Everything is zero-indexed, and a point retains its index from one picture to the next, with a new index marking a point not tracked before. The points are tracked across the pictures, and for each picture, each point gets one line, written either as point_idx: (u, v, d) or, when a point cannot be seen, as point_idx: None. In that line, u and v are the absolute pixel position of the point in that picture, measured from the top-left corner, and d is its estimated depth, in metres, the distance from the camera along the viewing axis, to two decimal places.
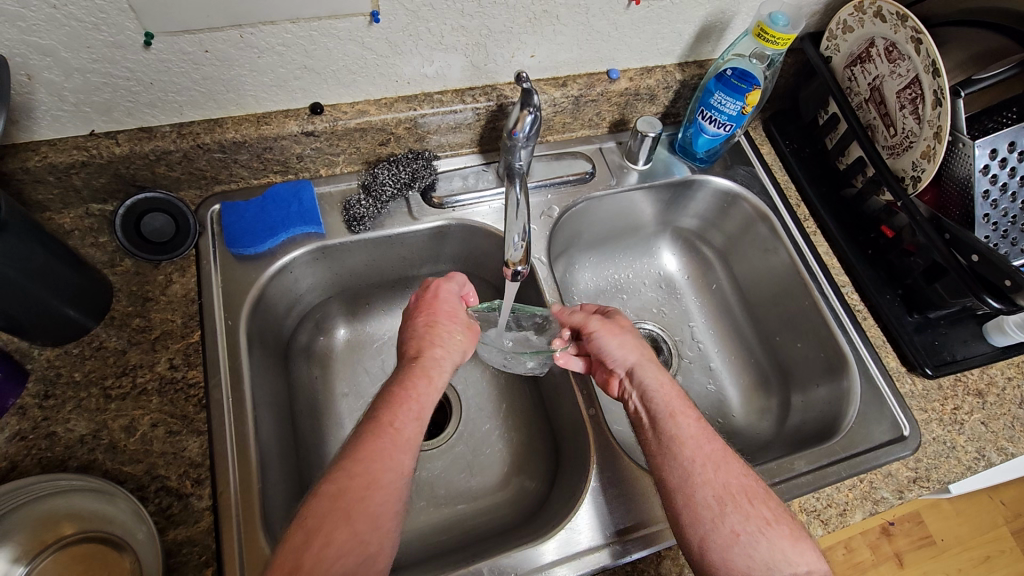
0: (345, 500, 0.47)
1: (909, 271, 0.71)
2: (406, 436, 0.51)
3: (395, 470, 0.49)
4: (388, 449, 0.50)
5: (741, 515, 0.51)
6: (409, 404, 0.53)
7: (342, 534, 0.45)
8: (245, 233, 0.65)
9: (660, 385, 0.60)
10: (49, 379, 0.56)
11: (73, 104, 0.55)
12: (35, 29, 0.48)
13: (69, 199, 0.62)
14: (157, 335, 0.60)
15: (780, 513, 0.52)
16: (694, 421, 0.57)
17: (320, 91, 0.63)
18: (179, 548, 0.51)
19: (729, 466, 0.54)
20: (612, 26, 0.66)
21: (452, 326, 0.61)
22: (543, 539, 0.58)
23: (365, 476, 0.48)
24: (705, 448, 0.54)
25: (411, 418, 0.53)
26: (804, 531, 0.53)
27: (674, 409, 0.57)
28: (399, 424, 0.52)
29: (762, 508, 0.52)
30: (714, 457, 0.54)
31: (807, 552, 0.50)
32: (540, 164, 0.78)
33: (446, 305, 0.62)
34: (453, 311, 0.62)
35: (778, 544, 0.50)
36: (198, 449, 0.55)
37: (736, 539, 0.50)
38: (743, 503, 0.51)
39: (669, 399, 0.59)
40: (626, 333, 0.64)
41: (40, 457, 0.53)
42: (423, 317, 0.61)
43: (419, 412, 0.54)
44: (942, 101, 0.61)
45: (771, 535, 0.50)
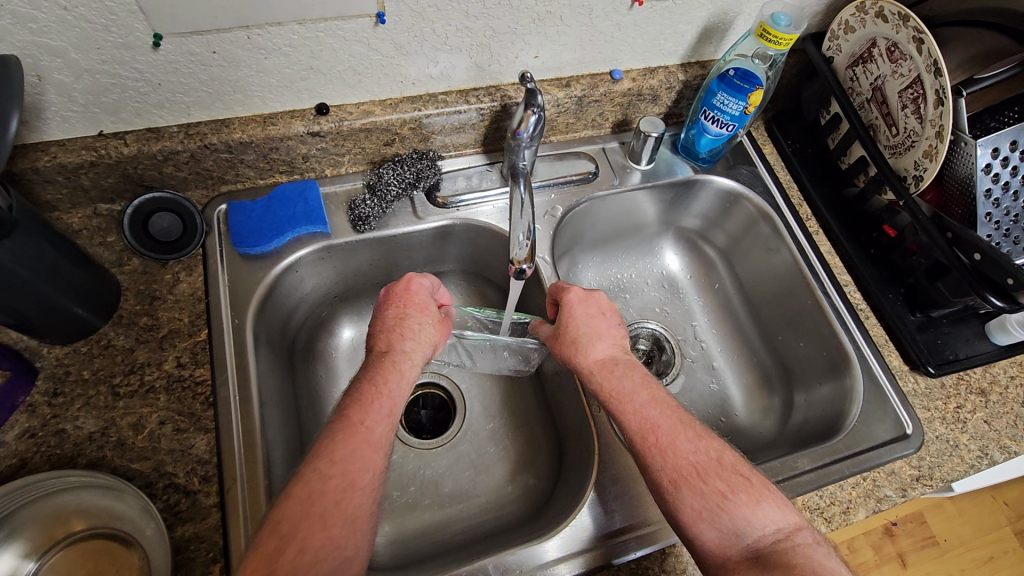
0: (321, 503, 0.47)
1: (912, 270, 0.72)
2: (379, 434, 0.52)
3: (371, 471, 0.50)
4: (363, 448, 0.50)
5: (697, 495, 0.52)
6: (380, 401, 0.53)
7: (318, 537, 0.46)
8: (252, 233, 0.66)
9: (599, 381, 0.59)
10: (59, 377, 0.57)
11: (83, 105, 0.56)
12: (46, 30, 0.48)
13: (78, 199, 0.63)
14: (165, 334, 0.60)
15: (736, 480, 0.52)
16: (637, 409, 0.56)
17: (326, 92, 0.63)
18: (188, 544, 0.52)
19: (677, 446, 0.54)
20: (615, 27, 0.66)
21: (424, 319, 0.61)
22: (548, 536, 0.58)
23: (341, 478, 0.48)
24: (650, 436, 0.55)
25: (382, 415, 0.53)
26: (768, 488, 0.53)
27: (613, 406, 0.57)
28: (369, 423, 0.51)
29: (717, 480, 0.52)
30: (660, 443, 0.54)
31: (772, 512, 0.51)
32: (544, 164, 0.78)
33: (419, 298, 0.62)
34: (426, 305, 0.62)
35: (739, 513, 0.51)
36: (206, 446, 0.56)
37: (700, 517, 0.51)
38: (696, 480, 0.52)
39: (612, 395, 0.58)
40: (566, 327, 0.62)
41: (50, 454, 0.53)
42: (393, 310, 0.61)
43: (391, 408, 0.54)
44: (944, 101, 0.61)
45: (729, 506, 0.51)
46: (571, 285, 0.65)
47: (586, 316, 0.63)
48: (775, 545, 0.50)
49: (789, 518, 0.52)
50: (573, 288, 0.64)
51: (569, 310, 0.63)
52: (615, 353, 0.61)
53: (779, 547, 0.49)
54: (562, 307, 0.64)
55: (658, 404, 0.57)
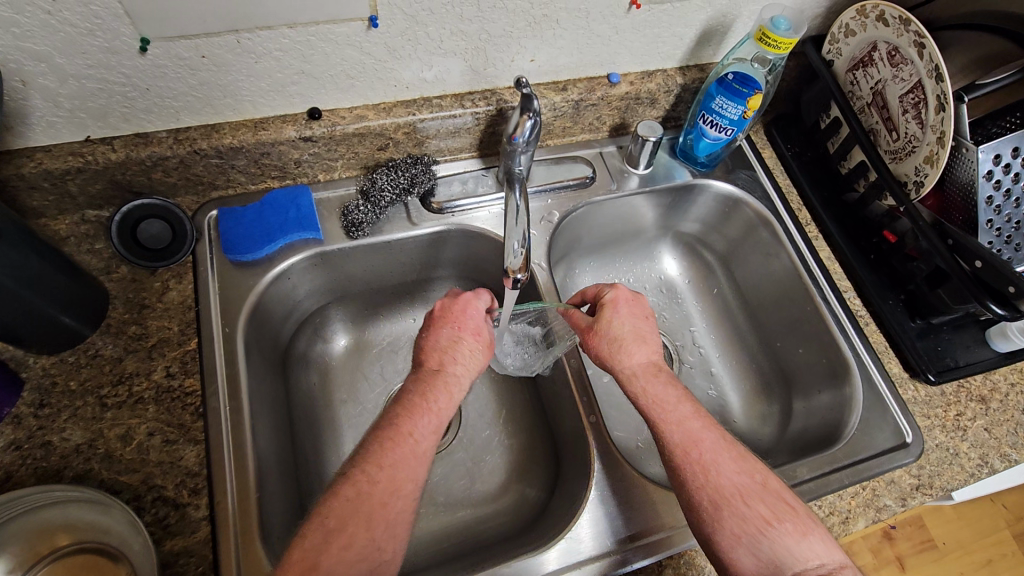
0: (369, 504, 0.47)
1: (912, 277, 0.71)
2: (423, 448, 0.51)
3: (413, 480, 0.49)
4: (408, 457, 0.50)
5: (737, 518, 0.51)
6: (428, 416, 0.53)
7: (361, 538, 0.46)
8: (244, 239, 0.64)
9: (640, 386, 0.58)
10: (45, 388, 0.56)
11: (69, 110, 0.55)
12: (30, 34, 0.47)
13: (65, 205, 0.62)
14: (154, 343, 0.59)
15: (780, 508, 0.52)
16: (680, 422, 0.56)
17: (318, 96, 0.62)
18: (176, 558, 0.51)
19: (720, 467, 0.53)
20: (613, 29, 0.65)
21: (475, 345, 0.59)
22: (543, 548, 0.57)
23: (388, 481, 0.48)
24: (693, 452, 0.54)
25: (429, 432, 0.52)
26: (815, 520, 0.52)
27: (654, 415, 0.57)
28: (416, 435, 0.51)
29: (760, 506, 0.51)
30: (703, 461, 0.53)
31: (818, 545, 0.50)
32: (541, 168, 0.77)
33: (472, 321, 0.59)
34: (478, 327, 0.60)
35: (781, 542, 0.50)
36: (195, 458, 0.55)
37: (738, 541, 0.50)
38: (739, 505, 0.51)
39: (654, 402, 0.57)
40: (609, 327, 0.61)
41: (36, 467, 0.52)
42: (447, 331, 0.59)
43: (437, 424, 0.53)
44: (946, 106, 0.60)
45: (772, 533, 0.50)
46: (617, 286, 0.63)
47: (630, 320, 0.62)
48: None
49: (834, 555, 0.50)
50: (619, 288, 0.63)
51: (613, 310, 0.62)
52: (656, 360, 0.60)
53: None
54: (605, 305, 0.63)
55: (703, 421, 0.56)
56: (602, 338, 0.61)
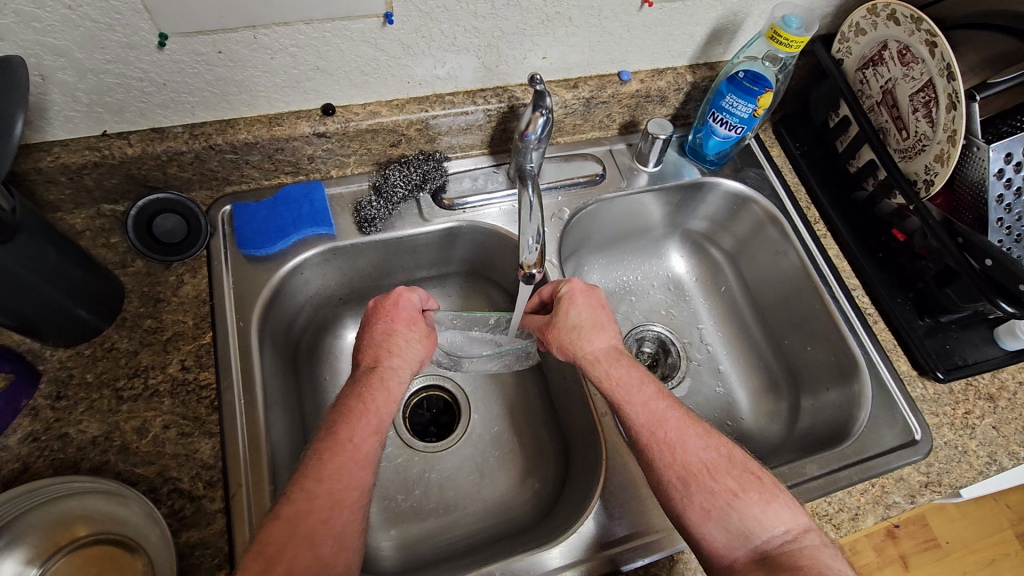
0: (308, 524, 0.47)
1: (920, 275, 0.71)
2: (366, 451, 0.51)
3: (358, 489, 0.49)
4: (349, 466, 0.50)
5: (706, 492, 0.52)
6: (367, 419, 0.53)
7: (305, 557, 0.46)
8: (257, 235, 0.65)
9: (603, 370, 0.59)
10: (62, 380, 0.56)
11: (87, 105, 0.55)
12: (51, 29, 0.48)
13: (81, 200, 0.62)
14: (169, 336, 0.60)
15: (747, 479, 0.53)
16: (643, 404, 0.56)
17: (332, 93, 0.63)
18: (192, 550, 0.51)
19: (687, 443, 0.54)
20: (625, 27, 0.66)
21: (411, 335, 0.60)
22: (554, 543, 0.58)
23: (328, 495, 0.48)
24: (658, 431, 0.55)
25: (369, 433, 0.52)
26: (779, 488, 0.54)
27: (618, 397, 0.57)
28: (356, 439, 0.51)
29: (728, 479, 0.53)
30: (669, 439, 0.55)
31: (782, 513, 0.52)
32: (551, 166, 0.78)
33: (406, 313, 0.61)
34: (412, 320, 0.61)
35: (749, 512, 0.51)
36: (210, 451, 0.55)
37: (708, 515, 0.52)
38: (707, 480, 0.53)
39: (616, 385, 0.58)
40: (566, 316, 0.62)
41: (53, 459, 0.53)
42: (383, 324, 0.60)
43: (378, 424, 0.53)
44: (956, 105, 0.61)
45: (740, 505, 0.52)
46: (571, 279, 0.64)
47: (587, 308, 0.63)
48: (784, 546, 0.51)
49: (799, 520, 0.52)
50: (573, 281, 0.64)
51: (570, 298, 0.63)
52: (616, 344, 0.61)
53: (789, 549, 0.50)
54: (562, 298, 0.63)
55: (666, 400, 0.57)
56: (558, 328, 0.62)
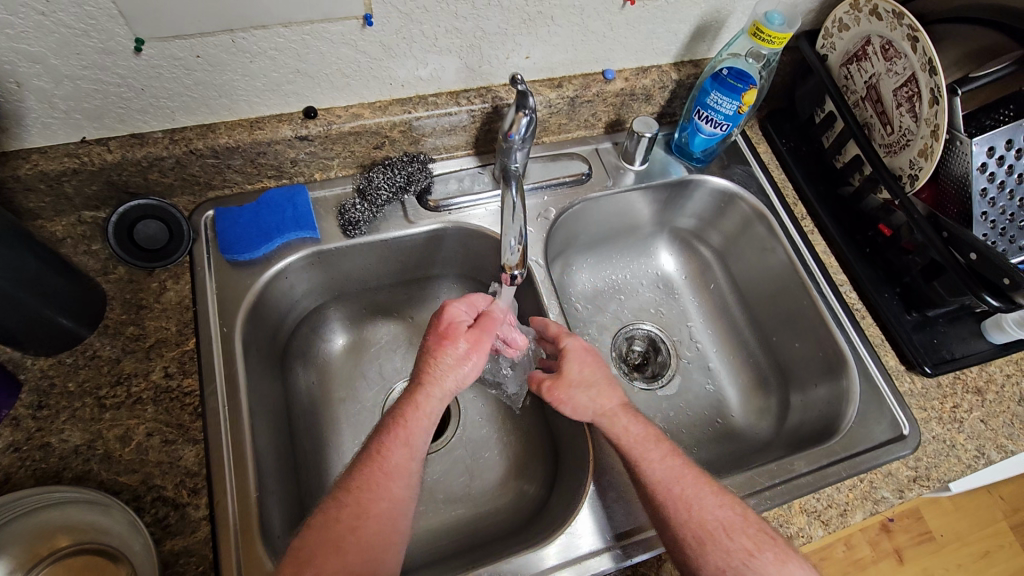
0: (338, 531, 0.48)
1: (907, 269, 0.71)
2: (393, 463, 0.52)
3: (385, 499, 0.51)
4: (379, 478, 0.51)
5: (722, 551, 0.51)
6: (397, 431, 0.53)
7: (332, 564, 0.46)
8: (240, 239, 0.65)
9: (620, 427, 0.59)
10: (43, 389, 0.56)
11: (64, 111, 0.55)
12: (24, 36, 0.47)
13: (61, 207, 0.62)
14: (152, 343, 0.59)
15: (763, 539, 0.52)
16: (660, 461, 0.56)
17: (314, 96, 0.62)
18: (176, 558, 0.51)
19: (703, 501, 0.54)
20: (608, 26, 0.66)
21: (448, 349, 0.57)
22: (543, 543, 0.58)
23: (356, 506, 0.50)
24: (674, 487, 0.54)
25: (399, 446, 0.53)
26: (794, 549, 0.53)
27: (635, 454, 0.57)
28: (387, 452, 0.52)
29: (744, 539, 0.52)
30: (685, 495, 0.54)
31: (797, 573, 0.51)
32: (537, 166, 0.78)
33: (445, 327, 0.58)
34: (452, 332, 0.58)
35: (763, 573, 0.50)
36: (194, 458, 0.55)
37: (722, 575, 0.51)
38: (722, 539, 0.52)
39: (632, 442, 0.57)
40: (580, 370, 0.62)
41: (35, 469, 0.52)
42: (433, 340, 0.58)
43: (407, 438, 0.53)
44: (938, 99, 0.60)
45: (756, 565, 0.51)
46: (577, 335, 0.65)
47: (597, 368, 0.63)
48: None
49: None
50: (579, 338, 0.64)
51: (585, 354, 0.64)
52: (628, 402, 0.61)
53: None
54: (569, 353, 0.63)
55: (681, 458, 0.57)
56: (574, 381, 0.62)
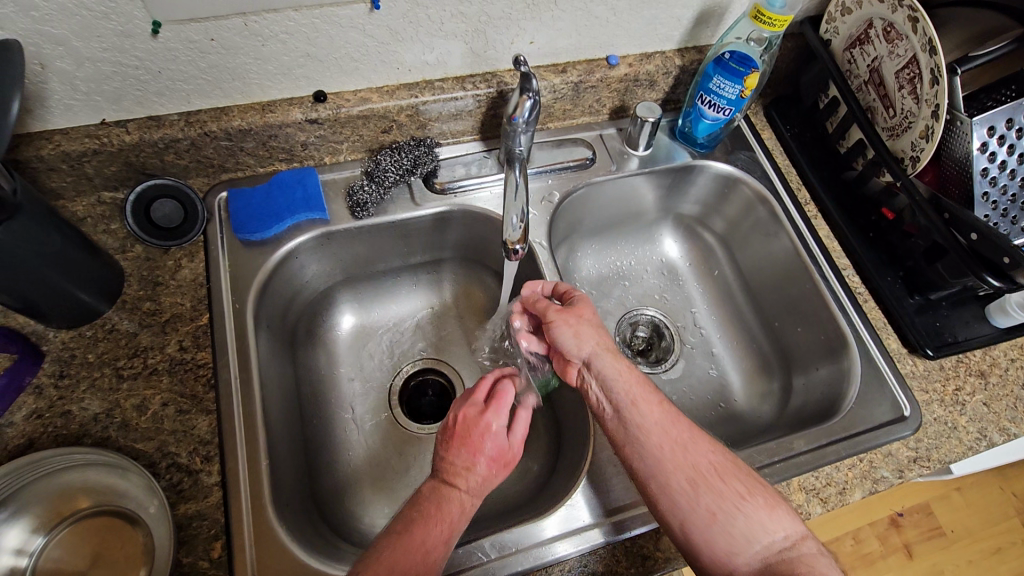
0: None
1: (910, 253, 0.71)
2: (433, 553, 0.47)
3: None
4: (411, 557, 0.46)
5: (715, 494, 0.52)
6: (440, 523, 0.49)
7: None
8: (252, 219, 0.67)
9: (618, 367, 0.59)
10: (64, 360, 0.58)
11: (85, 93, 0.57)
12: (47, 18, 0.49)
13: (82, 187, 0.64)
14: (167, 318, 0.62)
15: (754, 485, 0.53)
16: (657, 405, 0.57)
17: (323, 80, 0.64)
18: (190, 521, 0.53)
19: (697, 446, 0.54)
20: (611, 11, 0.67)
21: (482, 460, 0.53)
22: (544, 515, 0.59)
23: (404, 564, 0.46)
24: (671, 432, 0.55)
25: (440, 541, 0.48)
26: (782, 499, 0.54)
27: (634, 396, 0.57)
28: (428, 539, 0.48)
29: (736, 483, 0.53)
30: (681, 440, 0.54)
31: (785, 519, 0.51)
32: (542, 151, 0.79)
33: (487, 445, 0.54)
34: (483, 443, 0.54)
35: (755, 516, 0.51)
36: (207, 427, 0.57)
37: (714, 518, 0.51)
38: (714, 483, 0.52)
39: (630, 385, 0.58)
40: (586, 317, 0.63)
41: (57, 434, 0.55)
42: (461, 449, 0.53)
43: (449, 536, 0.49)
44: (939, 80, 0.61)
45: (747, 508, 0.51)
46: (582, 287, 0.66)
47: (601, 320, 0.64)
48: (784, 550, 0.50)
49: (799, 529, 0.52)
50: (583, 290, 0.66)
51: (586, 306, 0.64)
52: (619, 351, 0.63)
53: (787, 555, 0.50)
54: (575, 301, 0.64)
55: (674, 407, 0.58)
56: (576, 320, 0.62)
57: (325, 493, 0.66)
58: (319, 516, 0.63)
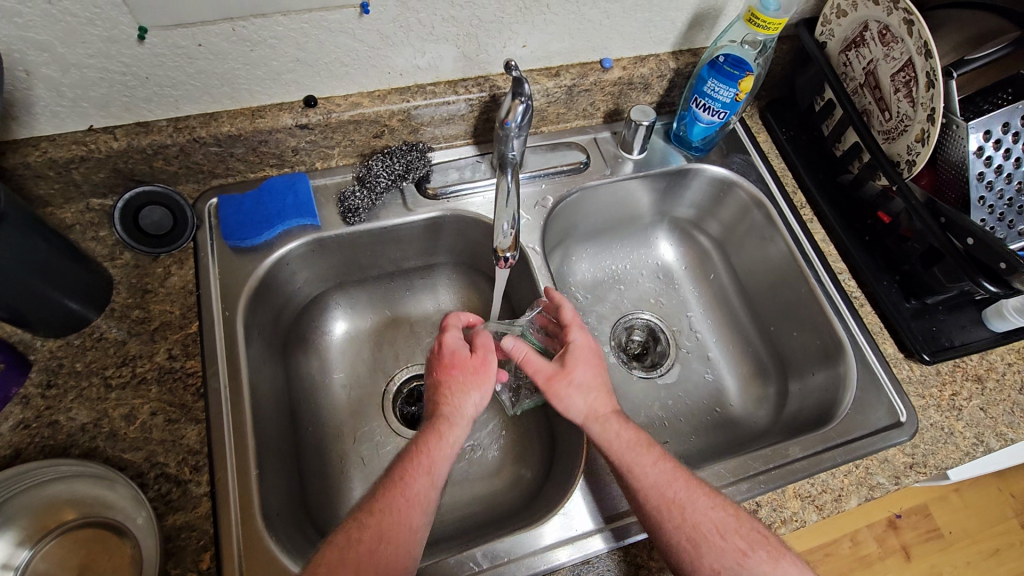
0: (358, 553, 0.48)
1: (906, 257, 0.71)
2: (417, 492, 0.52)
3: (408, 524, 0.51)
4: (400, 503, 0.51)
5: (716, 553, 0.52)
6: (420, 459, 0.54)
7: None
8: (243, 225, 0.66)
9: (613, 429, 0.58)
10: (52, 369, 0.58)
11: (72, 99, 0.56)
12: (31, 24, 0.49)
13: (70, 194, 0.64)
14: (156, 326, 0.61)
15: (755, 538, 0.53)
16: (654, 463, 0.56)
17: (313, 84, 0.64)
18: (178, 532, 0.52)
19: (696, 503, 0.54)
20: (604, 14, 0.66)
21: (459, 380, 0.60)
22: (538, 524, 0.58)
23: (381, 529, 0.50)
24: (667, 492, 0.54)
25: (422, 474, 0.53)
26: (785, 546, 0.54)
27: (629, 458, 0.56)
28: (410, 480, 0.53)
29: (736, 538, 0.52)
30: (678, 499, 0.54)
31: (791, 570, 0.52)
32: (535, 155, 0.78)
33: (446, 357, 0.61)
34: (456, 362, 0.61)
35: (759, 571, 0.51)
36: (196, 437, 0.57)
37: None
38: (716, 541, 0.52)
39: (625, 445, 0.57)
40: (578, 376, 0.61)
41: (44, 445, 0.54)
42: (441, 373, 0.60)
43: (431, 467, 0.54)
44: (934, 83, 0.60)
45: (751, 565, 0.51)
46: (580, 330, 0.65)
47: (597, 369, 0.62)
48: None
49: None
50: (581, 336, 0.64)
51: (582, 358, 0.63)
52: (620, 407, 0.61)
53: None
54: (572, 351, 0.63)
55: (672, 460, 0.57)
56: (568, 384, 0.61)
57: (317, 501, 0.65)
58: (310, 524, 0.62)
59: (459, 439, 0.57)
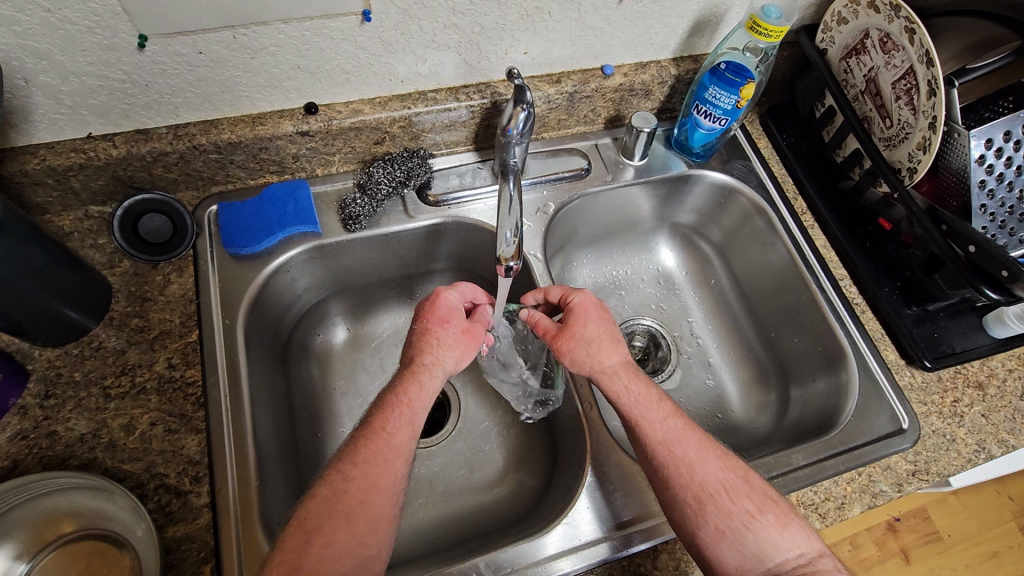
0: (345, 504, 0.49)
1: (907, 263, 0.71)
2: (400, 441, 0.53)
3: (393, 475, 0.52)
4: (385, 454, 0.52)
5: (723, 513, 0.52)
6: (401, 409, 0.54)
7: (342, 534, 0.49)
8: (243, 233, 0.66)
9: (622, 386, 0.58)
10: (49, 380, 0.57)
11: (70, 107, 0.56)
12: (31, 32, 0.48)
13: (68, 201, 0.63)
14: (156, 335, 0.61)
15: (763, 502, 0.53)
16: (662, 422, 0.56)
17: (315, 91, 0.63)
18: (178, 544, 0.52)
19: (705, 464, 0.54)
20: (606, 21, 0.66)
21: (445, 330, 0.60)
22: (543, 532, 0.58)
23: (363, 479, 0.50)
24: (675, 449, 0.55)
25: (403, 424, 0.54)
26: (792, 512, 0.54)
27: (636, 414, 0.57)
28: (392, 429, 0.53)
29: (745, 501, 0.53)
30: (686, 457, 0.54)
31: (798, 536, 0.52)
32: (536, 161, 0.78)
33: (442, 310, 0.61)
34: (449, 316, 0.61)
35: (765, 534, 0.51)
36: (196, 446, 0.56)
37: (723, 536, 0.52)
38: (723, 502, 0.52)
39: (635, 402, 0.57)
40: (582, 332, 0.61)
41: (42, 456, 0.53)
42: (422, 322, 0.60)
43: (412, 417, 0.54)
44: (936, 91, 0.60)
45: (757, 527, 0.52)
46: (582, 291, 0.64)
47: (603, 324, 0.62)
48: (797, 568, 0.51)
49: (813, 544, 0.52)
50: (585, 294, 0.63)
51: (585, 316, 0.62)
52: (630, 359, 0.61)
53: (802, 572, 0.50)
54: (574, 311, 0.62)
55: (684, 420, 0.57)
56: (574, 341, 0.61)
57: None
58: None
59: (438, 389, 0.57)
